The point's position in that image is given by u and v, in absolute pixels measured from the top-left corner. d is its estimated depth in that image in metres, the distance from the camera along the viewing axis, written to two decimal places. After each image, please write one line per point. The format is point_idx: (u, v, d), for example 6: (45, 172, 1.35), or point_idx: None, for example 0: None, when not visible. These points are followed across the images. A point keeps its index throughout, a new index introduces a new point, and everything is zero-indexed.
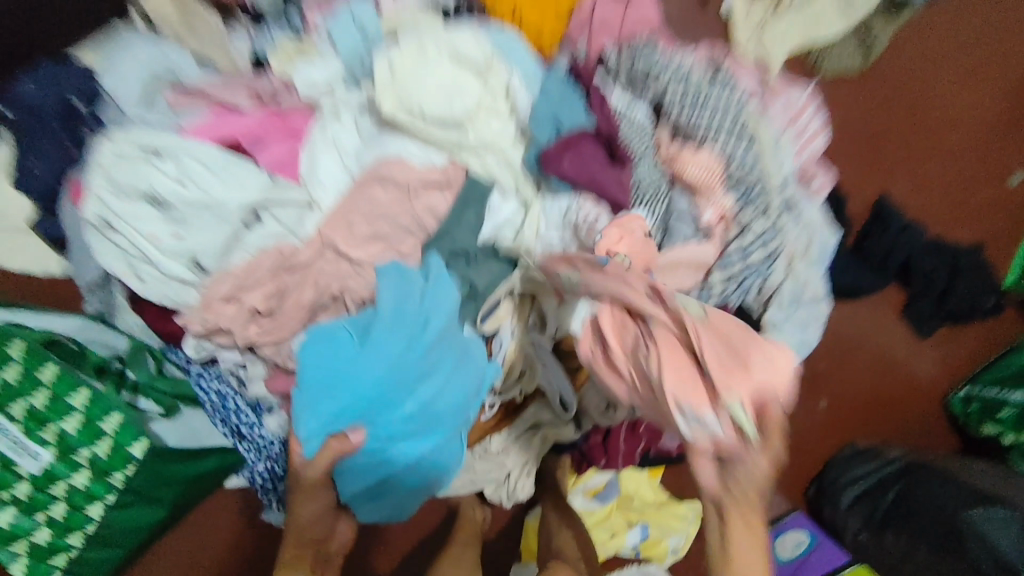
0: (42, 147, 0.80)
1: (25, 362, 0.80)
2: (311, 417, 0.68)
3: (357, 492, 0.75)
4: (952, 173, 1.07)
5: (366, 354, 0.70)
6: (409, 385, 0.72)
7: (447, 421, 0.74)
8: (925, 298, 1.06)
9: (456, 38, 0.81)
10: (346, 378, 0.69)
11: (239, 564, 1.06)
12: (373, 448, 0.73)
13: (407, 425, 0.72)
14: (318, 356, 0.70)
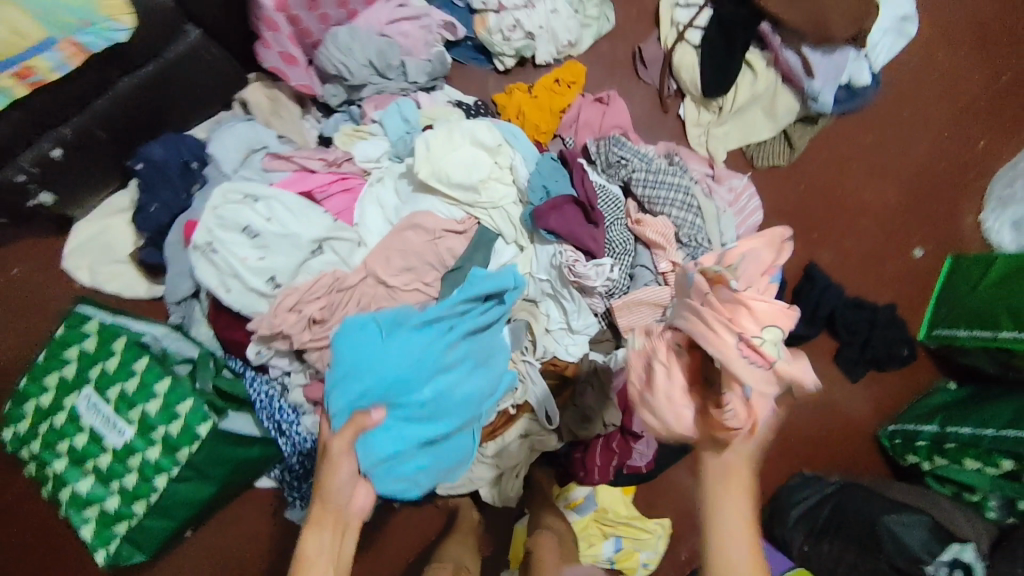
0: (162, 194, 1.07)
1: (124, 354, 1.02)
2: (344, 391, 0.78)
3: (378, 465, 0.78)
4: (867, 244, 1.34)
5: (391, 345, 0.84)
6: (427, 375, 0.86)
7: (457, 411, 0.89)
8: (851, 345, 1.29)
9: (474, 127, 1.07)
10: (380, 358, 0.83)
11: (265, 552, 1.24)
12: (394, 423, 0.83)
13: (426, 406, 0.86)
14: (350, 343, 0.82)
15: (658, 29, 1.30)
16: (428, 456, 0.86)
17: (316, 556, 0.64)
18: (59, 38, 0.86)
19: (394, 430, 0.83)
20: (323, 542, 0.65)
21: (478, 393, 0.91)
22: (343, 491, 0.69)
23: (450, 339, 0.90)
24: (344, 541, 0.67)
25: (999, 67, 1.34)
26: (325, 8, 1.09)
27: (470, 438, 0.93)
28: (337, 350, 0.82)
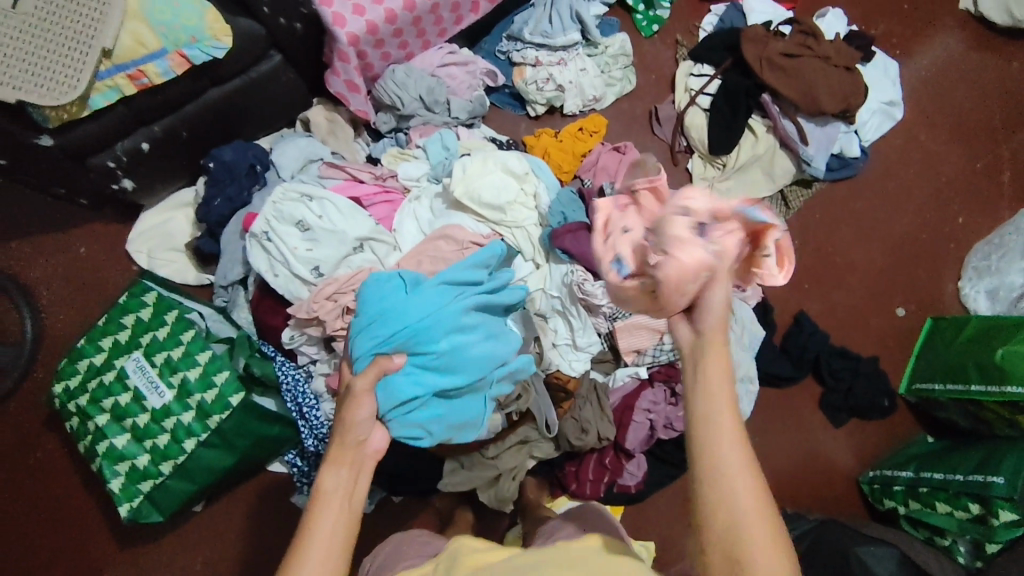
0: (227, 190, 1.23)
1: (174, 325, 1.14)
2: (365, 339, 0.85)
3: (395, 407, 0.84)
4: (852, 300, 1.45)
5: (412, 298, 0.89)
6: (443, 330, 0.90)
7: (470, 370, 0.93)
8: (835, 390, 1.38)
9: (506, 156, 1.22)
10: (401, 312, 0.88)
11: (266, 536, 1.30)
12: (414, 372, 0.89)
13: (443, 360, 0.90)
14: (375, 295, 0.89)
15: (673, 94, 1.48)
16: (439, 408, 0.92)
17: (330, 490, 0.64)
18: (170, 50, 1.05)
19: (411, 377, 0.88)
20: (339, 479, 0.65)
21: (492, 357, 0.95)
22: (364, 427, 0.70)
23: (465, 301, 0.93)
24: (359, 479, 0.66)
25: (969, 156, 1.51)
26: (388, 48, 1.26)
27: (480, 402, 0.97)
28: (363, 299, 0.89)
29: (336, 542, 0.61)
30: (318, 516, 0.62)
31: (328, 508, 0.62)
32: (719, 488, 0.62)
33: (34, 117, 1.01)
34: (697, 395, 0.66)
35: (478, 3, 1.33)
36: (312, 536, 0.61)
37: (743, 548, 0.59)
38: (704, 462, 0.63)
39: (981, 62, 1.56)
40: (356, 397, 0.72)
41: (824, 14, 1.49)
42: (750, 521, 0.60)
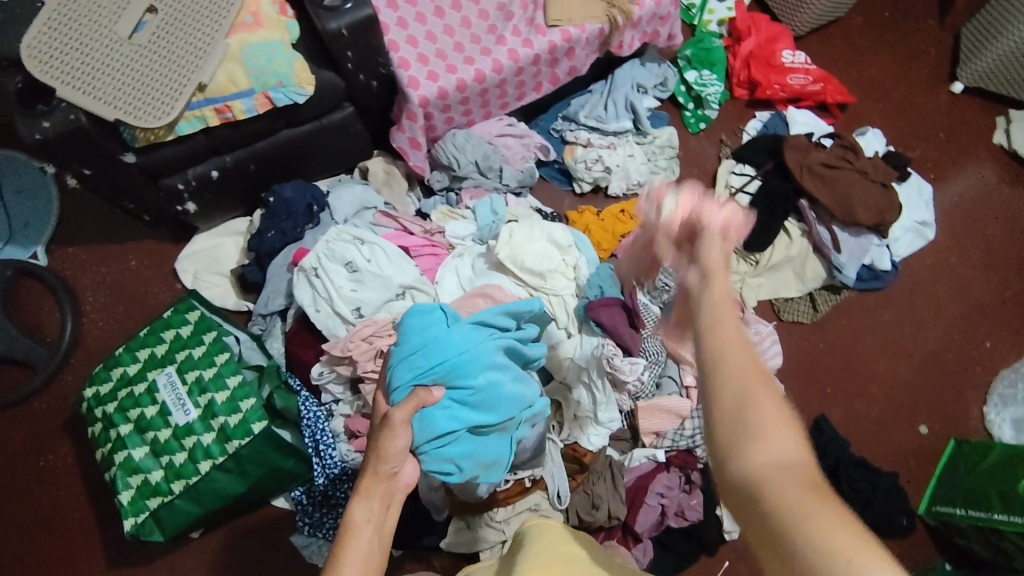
0: (281, 225, 1.28)
1: (210, 346, 1.17)
2: (405, 370, 0.88)
3: (429, 442, 0.89)
4: (874, 412, 1.44)
5: (452, 331, 0.93)
6: (480, 365, 0.94)
7: (502, 408, 0.96)
8: (852, 500, 1.34)
9: (551, 228, 1.28)
10: (439, 346, 0.91)
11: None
12: (449, 405, 0.91)
13: (478, 395, 0.93)
14: (418, 327, 0.92)
15: (714, 189, 1.54)
16: (471, 444, 0.93)
17: (363, 523, 0.66)
18: (257, 90, 1.14)
19: (447, 411, 0.91)
20: (371, 512, 0.67)
21: (520, 398, 0.98)
22: (396, 458, 0.71)
23: (498, 342, 0.98)
24: (389, 513, 0.69)
25: (998, 285, 1.54)
26: (453, 113, 1.35)
27: (507, 443, 0.99)
28: (405, 330, 0.93)
29: (365, 573, 0.63)
30: (347, 549, 0.64)
31: (358, 542, 0.64)
32: (718, 348, 0.63)
33: (124, 136, 1.11)
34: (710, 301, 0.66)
35: (542, 84, 1.43)
36: (343, 569, 0.62)
37: (750, 405, 0.58)
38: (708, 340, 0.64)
39: (1013, 197, 1.62)
40: (392, 428, 0.71)
41: (863, 132, 1.57)
42: (746, 376, 0.60)
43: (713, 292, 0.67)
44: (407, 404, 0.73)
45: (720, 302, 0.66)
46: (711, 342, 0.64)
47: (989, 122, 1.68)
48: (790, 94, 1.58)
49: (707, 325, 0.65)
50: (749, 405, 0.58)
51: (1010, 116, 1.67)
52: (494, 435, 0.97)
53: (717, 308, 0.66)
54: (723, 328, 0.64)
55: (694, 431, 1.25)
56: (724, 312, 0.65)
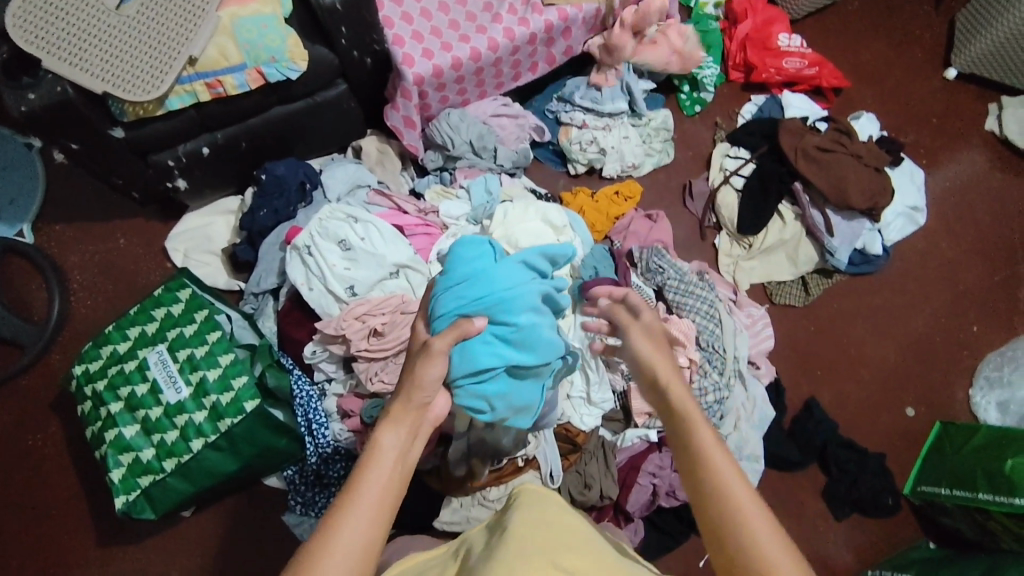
0: (274, 203, 1.27)
1: (202, 324, 1.16)
2: (450, 299, 0.81)
3: (466, 376, 0.80)
4: (863, 394, 1.46)
5: (500, 265, 0.85)
6: (527, 303, 0.84)
7: (544, 350, 0.86)
8: (841, 481, 1.35)
9: (547, 208, 1.27)
10: (486, 278, 0.83)
11: (241, 556, 1.24)
12: (491, 339, 0.82)
13: (522, 334, 0.84)
14: (466, 256, 0.85)
15: (708, 172, 1.54)
16: (508, 384, 0.85)
17: (387, 448, 0.65)
18: (249, 65, 1.12)
19: (488, 346, 0.82)
20: (397, 437, 0.66)
21: (561, 342, 0.89)
22: (430, 390, 0.70)
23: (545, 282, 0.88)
24: (414, 444, 0.67)
25: (986, 270, 1.56)
26: (448, 92, 1.34)
27: (539, 389, 0.91)
28: (452, 260, 0.85)
29: (386, 493, 0.62)
30: (369, 470, 0.62)
31: (381, 465, 0.63)
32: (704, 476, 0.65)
33: (112, 110, 1.08)
34: (730, 500, 0.63)
35: (537, 64, 1.42)
36: (364, 488, 0.61)
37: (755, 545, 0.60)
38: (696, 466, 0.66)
39: (1003, 183, 1.63)
40: (431, 353, 0.71)
41: (858, 117, 1.57)
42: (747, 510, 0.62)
43: (705, 458, 0.65)
44: (450, 333, 0.74)
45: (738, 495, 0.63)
46: (711, 498, 0.64)
47: (982, 108, 1.69)
48: (785, 77, 1.58)
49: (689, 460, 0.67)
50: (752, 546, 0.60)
51: (1002, 103, 1.67)
52: (529, 380, 0.88)
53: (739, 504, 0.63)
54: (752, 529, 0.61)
55: None
56: (735, 486, 0.63)
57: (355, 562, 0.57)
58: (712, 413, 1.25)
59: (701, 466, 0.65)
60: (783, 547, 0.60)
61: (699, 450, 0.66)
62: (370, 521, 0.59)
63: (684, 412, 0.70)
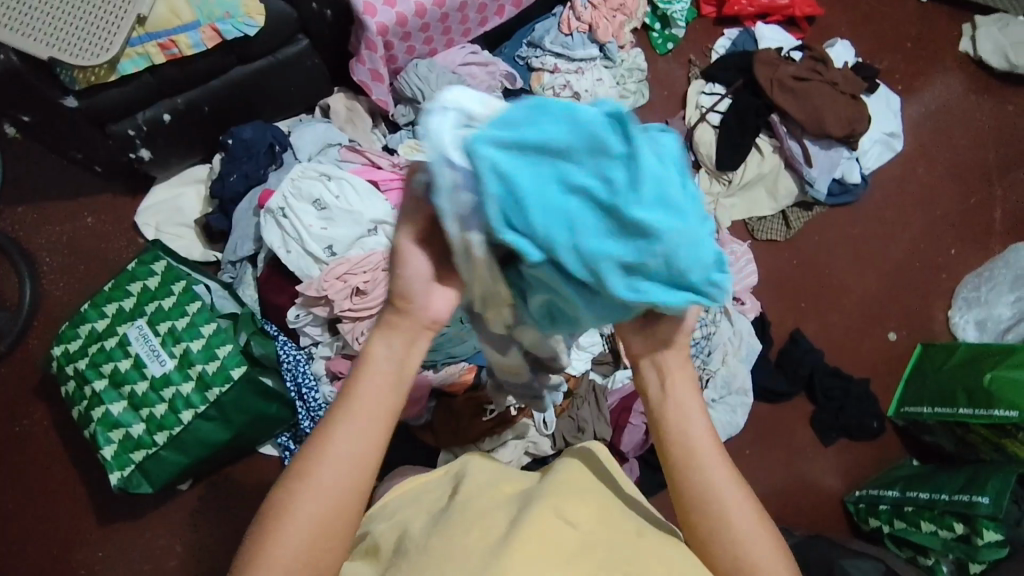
0: (243, 167, 1.24)
1: (180, 296, 1.13)
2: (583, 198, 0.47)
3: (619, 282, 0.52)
4: (845, 321, 1.48)
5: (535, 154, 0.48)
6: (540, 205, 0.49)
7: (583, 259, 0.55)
8: (825, 409, 1.38)
9: None
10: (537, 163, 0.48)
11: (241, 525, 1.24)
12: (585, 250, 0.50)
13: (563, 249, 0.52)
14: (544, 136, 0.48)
15: (684, 111, 1.52)
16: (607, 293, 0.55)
17: (375, 360, 0.60)
18: (203, 23, 1.07)
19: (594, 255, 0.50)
20: (390, 349, 0.60)
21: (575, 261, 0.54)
22: (416, 296, 0.60)
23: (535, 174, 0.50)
24: (412, 349, 0.61)
25: (962, 192, 1.57)
26: (413, 42, 1.30)
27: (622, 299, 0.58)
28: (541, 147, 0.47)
29: (378, 412, 0.59)
30: (361, 379, 0.60)
31: (374, 377, 0.60)
32: (692, 471, 0.63)
33: (62, 79, 1.03)
34: (714, 500, 0.62)
35: (504, 7, 1.38)
36: (355, 399, 0.59)
37: (735, 542, 0.60)
38: (681, 461, 0.64)
39: (977, 105, 1.63)
40: (401, 256, 0.58)
41: (832, 44, 1.55)
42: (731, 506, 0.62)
43: (692, 452, 0.64)
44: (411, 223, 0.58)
45: (724, 485, 0.62)
46: (695, 496, 0.62)
47: (956, 30, 1.68)
48: (758, 8, 1.56)
49: (677, 452, 0.64)
50: (733, 540, 0.60)
51: (975, 23, 1.66)
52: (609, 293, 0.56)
53: (720, 498, 0.62)
54: (733, 519, 0.61)
55: None
56: (720, 481, 0.62)
57: (354, 473, 0.58)
58: (699, 349, 1.27)
59: (684, 453, 0.64)
60: (767, 545, 0.61)
61: (683, 442, 0.64)
62: (371, 434, 0.59)
63: (675, 403, 0.65)
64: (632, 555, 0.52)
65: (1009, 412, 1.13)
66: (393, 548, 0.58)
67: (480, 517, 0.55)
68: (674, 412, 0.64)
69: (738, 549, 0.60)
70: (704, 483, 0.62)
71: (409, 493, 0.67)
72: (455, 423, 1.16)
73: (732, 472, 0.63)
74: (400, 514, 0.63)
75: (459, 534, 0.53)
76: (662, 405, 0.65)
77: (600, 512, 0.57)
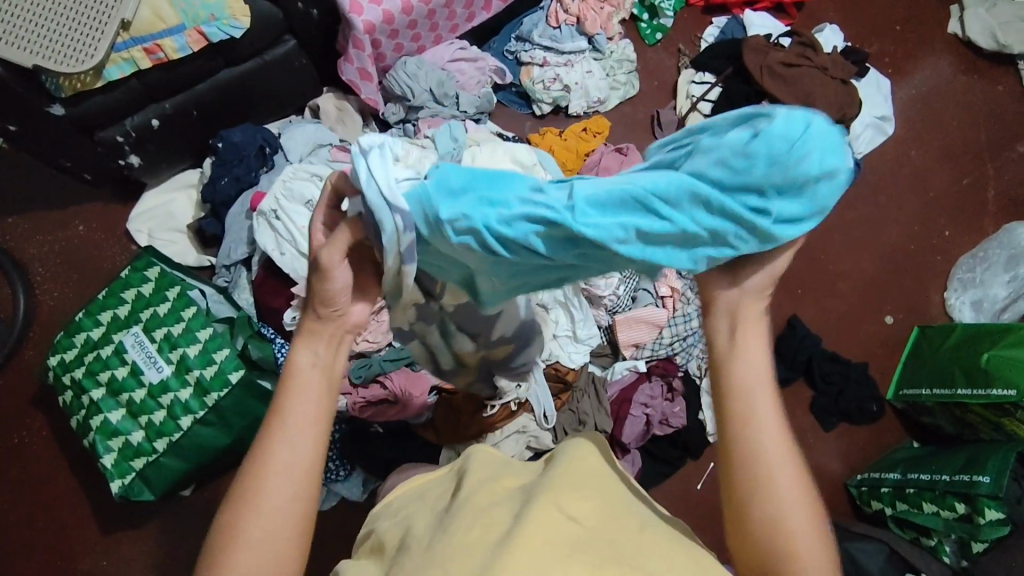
0: (234, 171, 1.24)
1: (175, 301, 1.13)
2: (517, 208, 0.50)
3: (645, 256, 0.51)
4: (841, 305, 1.48)
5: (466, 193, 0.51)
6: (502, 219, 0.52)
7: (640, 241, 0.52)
8: (825, 394, 1.38)
9: (515, 149, 1.24)
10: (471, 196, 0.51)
11: None
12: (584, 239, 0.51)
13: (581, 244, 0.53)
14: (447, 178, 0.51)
15: (674, 100, 1.52)
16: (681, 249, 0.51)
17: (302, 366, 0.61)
18: (188, 26, 1.06)
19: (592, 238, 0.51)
20: (316, 355, 0.61)
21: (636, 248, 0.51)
22: (339, 301, 0.61)
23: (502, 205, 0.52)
24: (338, 354, 0.63)
25: (955, 173, 1.57)
26: (401, 39, 1.30)
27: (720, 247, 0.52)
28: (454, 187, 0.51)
29: (314, 418, 0.59)
30: (291, 387, 0.60)
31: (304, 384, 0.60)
32: (755, 435, 0.59)
33: (47, 87, 1.02)
34: (766, 469, 0.59)
35: (491, 1, 1.37)
36: (289, 406, 0.59)
37: (781, 517, 0.58)
38: (744, 421, 0.60)
39: (967, 85, 1.63)
40: (324, 271, 0.58)
41: (821, 29, 1.56)
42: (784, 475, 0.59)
43: (752, 416, 0.59)
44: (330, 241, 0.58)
45: (776, 457, 0.59)
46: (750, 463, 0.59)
47: (943, 12, 1.68)
48: None
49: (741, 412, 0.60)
50: (780, 514, 0.58)
51: (963, 4, 1.66)
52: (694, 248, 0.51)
53: (773, 466, 0.59)
54: (778, 492, 0.58)
55: (674, 339, 1.29)
56: (774, 446, 0.59)
57: (296, 483, 0.58)
58: (697, 337, 1.31)
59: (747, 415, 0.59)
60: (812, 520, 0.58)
61: (747, 399, 0.60)
62: (308, 442, 0.59)
63: (742, 355, 0.60)
64: (630, 547, 0.52)
65: (1008, 391, 1.13)
66: (398, 543, 0.57)
67: (486, 513, 0.54)
68: (740, 365, 0.60)
69: (778, 523, 0.58)
70: (761, 445, 0.59)
71: (411, 492, 0.67)
72: (456, 419, 1.14)
73: (784, 443, 0.60)
74: (403, 511, 0.63)
75: (462, 530, 0.52)
76: (731, 356, 0.60)
77: (604, 509, 0.56)
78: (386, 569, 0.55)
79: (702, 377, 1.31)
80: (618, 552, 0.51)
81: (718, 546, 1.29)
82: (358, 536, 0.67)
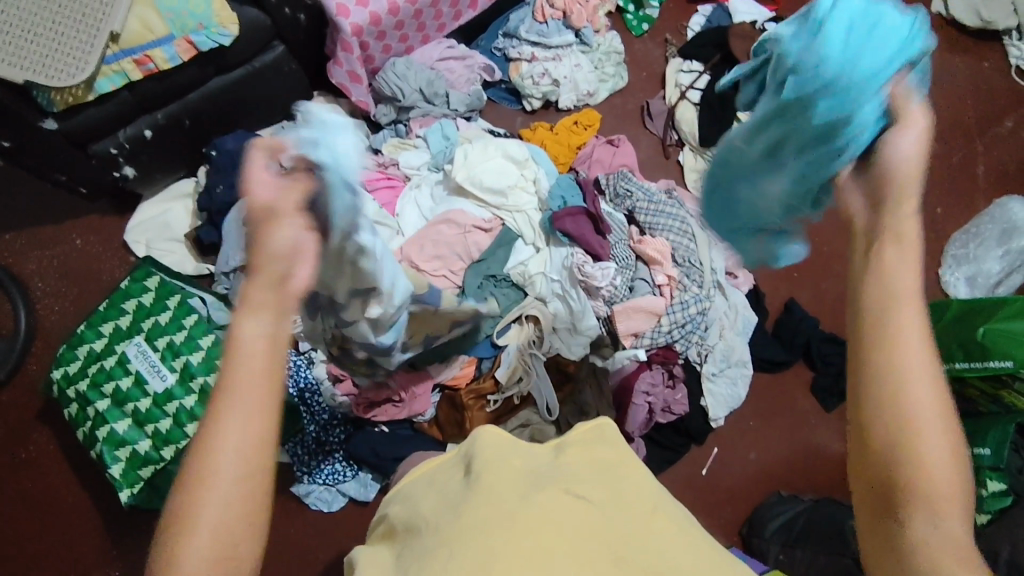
0: (229, 178, 1.24)
1: (176, 310, 1.16)
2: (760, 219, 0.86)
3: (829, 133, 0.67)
4: (838, 286, 1.49)
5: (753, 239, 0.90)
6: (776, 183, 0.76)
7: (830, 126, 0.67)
8: (825, 374, 1.39)
9: (507, 146, 1.29)
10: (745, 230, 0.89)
11: None
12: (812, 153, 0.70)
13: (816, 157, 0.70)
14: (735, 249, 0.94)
15: (663, 90, 1.52)
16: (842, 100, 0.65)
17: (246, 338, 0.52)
18: (177, 36, 1.07)
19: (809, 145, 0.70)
20: (262, 325, 0.53)
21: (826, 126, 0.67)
22: (287, 258, 0.56)
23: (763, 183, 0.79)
24: (286, 324, 0.54)
25: (946, 151, 1.58)
26: (389, 40, 1.30)
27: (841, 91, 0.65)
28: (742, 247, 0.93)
29: (264, 398, 0.51)
30: (235, 363, 0.51)
31: (246, 359, 0.52)
32: (901, 347, 0.52)
33: (40, 102, 1.03)
34: (903, 391, 0.51)
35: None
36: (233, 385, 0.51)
37: (912, 447, 0.51)
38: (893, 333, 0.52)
39: (953, 63, 1.64)
40: (274, 219, 0.57)
41: None
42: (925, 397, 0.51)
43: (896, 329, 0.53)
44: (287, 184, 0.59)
45: (913, 381, 0.52)
46: (892, 382, 0.52)
47: None
48: None
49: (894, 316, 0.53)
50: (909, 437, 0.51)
51: None
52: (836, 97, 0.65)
53: (910, 386, 0.52)
54: (913, 413, 0.51)
55: (672, 327, 1.27)
56: (916, 362, 0.52)
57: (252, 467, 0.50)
58: (695, 324, 1.29)
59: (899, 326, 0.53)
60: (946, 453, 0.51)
61: (890, 300, 0.54)
62: (259, 421, 0.51)
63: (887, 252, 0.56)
64: (643, 535, 0.52)
65: (1004, 363, 1.14)
66: (411, 525, 0.58)
67: (496, 494, 0.54)
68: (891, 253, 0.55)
69: (906, 451, 0.51)
70: (903, 358, 0.52)
71: (423, 477, 0.67)
72: (459, 417, 1.19)
73: (927, 355, 0.53)
74: (412, 496, 0.64)
75: (470, 511, 0.53)
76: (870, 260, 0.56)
77: (611, 491, 0.56)
78: (398, 552, 0.56)
79: (703, 363, 1.31)
80: (630, 543, 0.50)
81: (723, 530, 1.30)
82: (373, 519, 0.67)
